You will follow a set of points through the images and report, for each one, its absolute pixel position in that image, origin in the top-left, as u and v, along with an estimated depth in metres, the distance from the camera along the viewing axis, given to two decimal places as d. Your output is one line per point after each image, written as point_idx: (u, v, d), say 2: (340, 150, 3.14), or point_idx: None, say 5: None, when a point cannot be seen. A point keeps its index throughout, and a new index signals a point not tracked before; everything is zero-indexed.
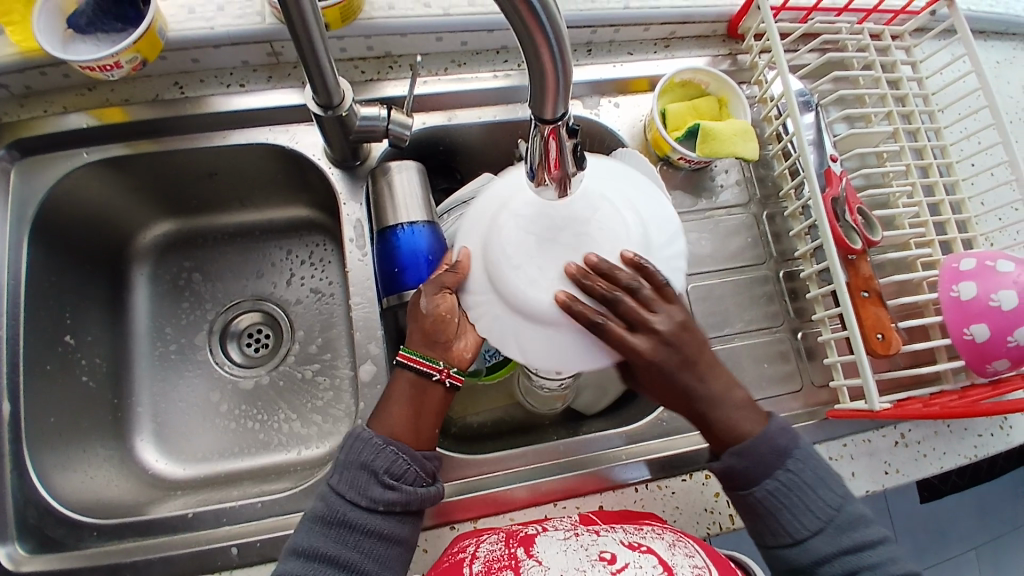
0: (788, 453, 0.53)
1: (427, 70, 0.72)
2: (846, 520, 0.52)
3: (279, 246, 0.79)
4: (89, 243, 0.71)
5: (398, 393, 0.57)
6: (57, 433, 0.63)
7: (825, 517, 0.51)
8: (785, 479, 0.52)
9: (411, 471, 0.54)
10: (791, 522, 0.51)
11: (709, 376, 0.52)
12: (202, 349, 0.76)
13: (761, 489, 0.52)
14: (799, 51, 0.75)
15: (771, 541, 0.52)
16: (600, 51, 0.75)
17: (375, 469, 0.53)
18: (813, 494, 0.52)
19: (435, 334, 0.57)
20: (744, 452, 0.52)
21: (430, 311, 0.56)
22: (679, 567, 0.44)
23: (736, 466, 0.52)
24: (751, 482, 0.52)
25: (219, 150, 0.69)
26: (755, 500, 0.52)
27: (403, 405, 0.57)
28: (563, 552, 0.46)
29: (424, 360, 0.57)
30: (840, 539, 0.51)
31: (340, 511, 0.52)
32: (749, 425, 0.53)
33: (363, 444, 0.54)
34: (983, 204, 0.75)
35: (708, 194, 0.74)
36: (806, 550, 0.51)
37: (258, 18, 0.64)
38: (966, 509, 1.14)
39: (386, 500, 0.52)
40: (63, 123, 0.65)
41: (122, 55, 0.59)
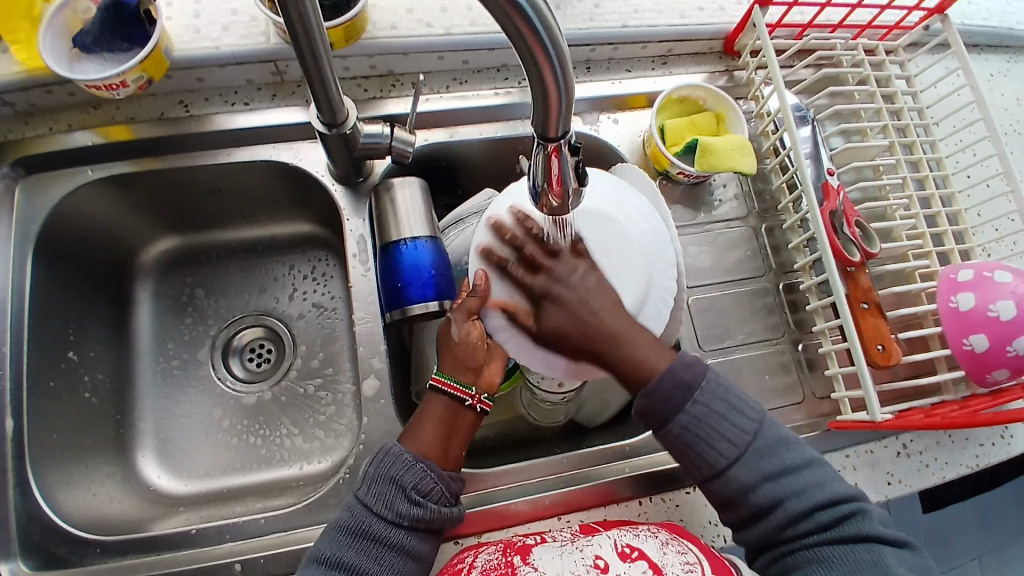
0: (695, 385, 0.54)
1: (429, 88, 0.73)
2: (764, 448, 0.54)
3: (281, 262, 0.80)
4: (93, 260, 0.71)
5: (431, 413, 0.59)
6: (59, 450, 0.63)
7: (743, 448, 0.53)
8: (697, 412, 0.53)
9: (437, 488, 0.54)
10: (710, 452, 0.53)
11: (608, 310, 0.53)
12: (204, 365, 0.76)
13: (677, 425, 0.53)
14: (794, 67, 0.76)
15: (698, 472, 0.54)
16: (598, 69, 0.77)
17: (404, 484, 0.53)
18: (727, 424, 0.53)
19: (466, 361, 0.60)
20: (652, 391, 0.53)
21: (462, 338, 0.59)
22: (669, 568, 0.46)
23: (652, 404, 0.53)
24: (663, 418, 0.53)
25: (222, 167, 0.69)
26: (673, 432, 0.54)
27: (435, 426, 0.58)
28: (559, 556, 0.48)
29: (457, 385, 0.59)
30: (761, 465, 0.53)
31: (365, 523, 0.52)
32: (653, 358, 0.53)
33: (393, 458, 0.55)
34: (979, 216, 0.76)
35: (706, 208, 0.75)
36: (730, 480, 0.53)
37: (262, 38, 0.65)
38: (970, 520, 1.13)
39: (411, 516, 0.52)
40: (68, 141, 0.66)
41: (128, 74, 0.59)
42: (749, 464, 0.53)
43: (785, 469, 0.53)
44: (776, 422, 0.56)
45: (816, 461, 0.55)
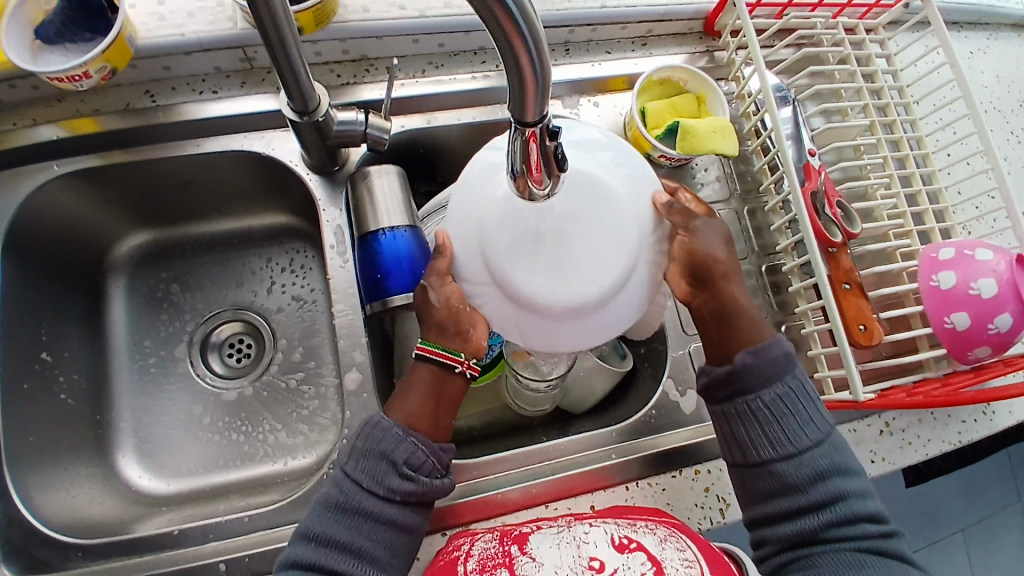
0: (792, 364, 0.55)
1: (404, 73, 0.71)
2: (840, 442, 0.55)
3: (258, 255, 0.78)
4: (64, 257, 0.69)
5: (418, 380, 0.56)
6: (38, 452, 0.62)
7: (818, 438, 0.54)
8: (788, 390, 0.54)
9: (428, 462, 0.54)
10: (793, 430, 0.53)
11: (727, 282, 0.57)
12: (182, 362, 0.74)
13: (769, 393, 0.54)
14: (774, 47, 0.75)
15: (767, 453, 0.54)
16: (577, 51, 0.75)
17: (394, 459, 0.52)
18: (814, 412, 0.55)
19: (449, 326, 0.56)
20: (760, 355, 0.55)
21: (442, 302, 0.55)
22: (668, 562, 0.45)
23: (759, 364, 0.55)
24: (757, 386, 0.54)
25: (194, 158, 0.68)
26: (760, 405, 0.54)
27: (424, 394, 0.56)
28: (556, 547, 0.47)
29: (443, 351, 0.56)
30: (836, 456, 0.54)
31: (354, 498, 0.51)
32: (760, 330, 0.57)
33: (381, 433, 0.53)
34: (960, 193, 0.76)
35: (688, 191, 0.74)
36: (808, 463, 0.53)
37: (229, 24, 0.63)
38: (952, 493, 1.15)
39: (403, 491, 0.52)
40: (34, 136, 0.63)
41: (91, 64, 0.57)
42: (829, 454, 0.54)
43: (846, 470, 0.54)
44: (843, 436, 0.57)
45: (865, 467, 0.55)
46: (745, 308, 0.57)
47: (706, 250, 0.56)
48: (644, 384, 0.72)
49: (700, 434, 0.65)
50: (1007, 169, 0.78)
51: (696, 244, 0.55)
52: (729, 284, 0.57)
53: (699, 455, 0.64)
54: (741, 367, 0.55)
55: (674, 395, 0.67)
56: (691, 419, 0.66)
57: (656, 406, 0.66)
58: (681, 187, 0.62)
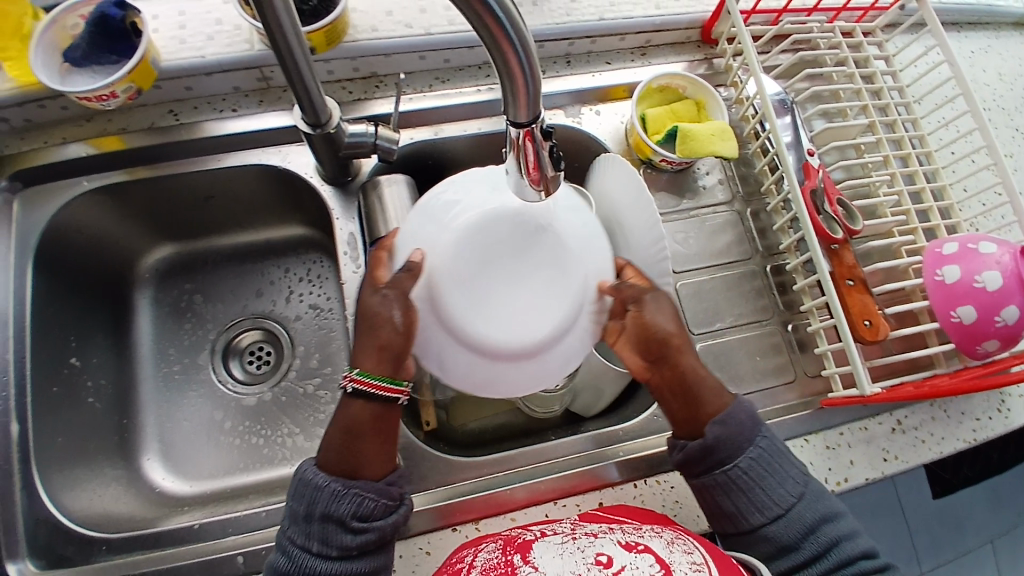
0: (758, 423, 0.56)
1: (412, 88, 0.74)
2: (819, 488, 0.55)
3: (277, 266, 0.82)
4: (93, 268, 0.73)
5: (356, 419, 0.53)
6: (65, 453, 0.65)
7: (798, 492, 0.54)
8: (765, 451, 0.55)
9: (379, 504, 0.51)
10: (777, 492, 0.53)
11: (685, 352, 0.58)
12: (205, 369, 0.77)
13: (745, 458, 0.54)
14: (771, 52, 0.77)
15: (757, 517, 0.53)
16: (578, 62, 0.78)
17: (340, 516, 0.50)
18: (790, 466, 0.55)
19: (391, 354, 0.53)
20: (726, 422, 0.55)
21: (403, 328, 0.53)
22: (677, 565, 0.45)
23: (730, 432, 0.55)
24: (733, 453, 0.54)
25: (215, 173, 0.71)
26: (741, 471, 0.54)
27: (363, 430, 0.53)
28: (560, 555, 0.47)
29: (383, 384, 0.53)
30: (820, 505, 0.54)
31: (307, 565, 0.49)
32: (721, 398, 0.57)
33: (319, 492, 0.50)
34: (965, 190, 0.76)
35: (691, 194, 0.76)
36: (795, 519, 0.53)
37: (247, 45, 0.67)
38: (979, 501, 1.12)
39: (358, 543, 0.50)
40: (64, 153, 0.68)
41: (118, 84, 0.61)
42: (812, 504, 0.54)
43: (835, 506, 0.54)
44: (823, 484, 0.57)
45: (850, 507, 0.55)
46: (705, 376, 0.57)
47: (657, 319, 0.57)
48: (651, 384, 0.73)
49: None
50: (1013, 166, 0.78)
51: (648, 316, 0.57)
52: (684, 352, 0.58)
53: None
54: (715, 437, 0.54)
55: None
56: None
57: None
58: (626, 263, 0.62)
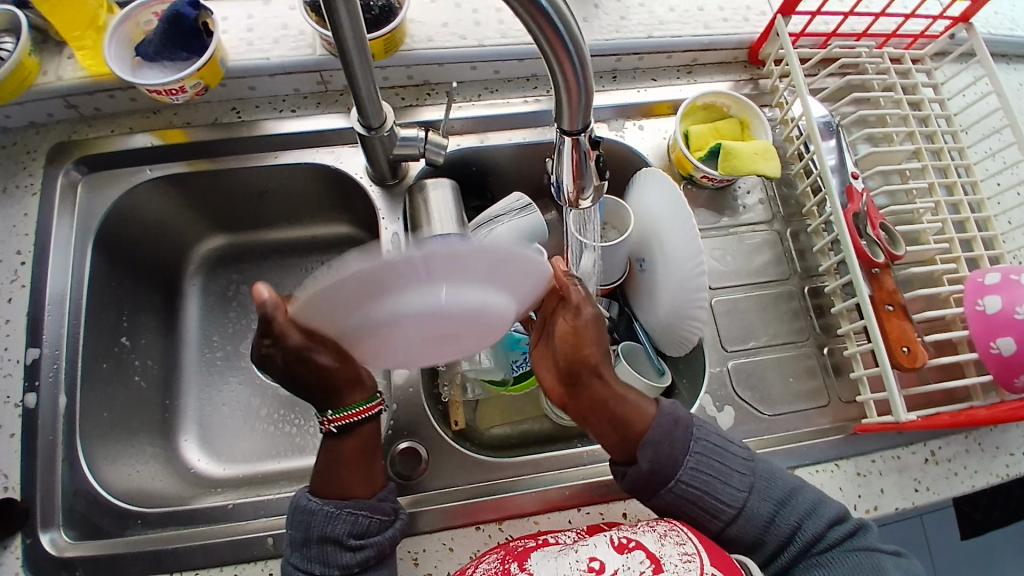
0: (692, 432, 0.56)
1: (462, 96, 0.76)
2: (765, 477, 0.55)
3: (320, 262, 0.84)
4: (147, 253, 0.76)
5: (334, 447, 0.57)
6: (108, 428, 0.67)
7: (747, 488, 0.54)
8: (699, 455, 0.55)
9: (373, 520, 0.54)
10: (723, 491, 0.54)
11: (602, 371, 0.58)
12: (245, 358, 0.79)
13: (685, 470, 0.54)
14: (818, 76, 0.78)
15: (722, 521, 0.54)
16: (624, 78, 0.79)
17: (337, 537, 0.53)
18: (732, 460, 0.55)
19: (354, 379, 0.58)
20: (657, 442, 0.54)
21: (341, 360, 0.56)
22: (668, 559, 0.46)
23: (660, 452, 0.54)
24: (671, 466, 0.54)
25: (269, 170, 0.74)
26: (684, 483, 0.54)
27: (341, 454, 0.57)
28: (553, 559, 0.47)
29: (356, 410, 0.58)
30: (771, 493, 0.55)
31: None
32: (647, 413, 0.56)
33: (314, 515, 0.53)
34: (1010, 221, 0.75)
35: (731, 212, 0.76)
36: (752, 516, 0.54)
37: (309, 49, 0.70)
38: (1012, 544, 1.09)
39: (358, 560, 0.52)
40: (130, 143, 0.71)
41: (187, 80, 0.65)
42: (762, 495, 0.54)
43: (792, 493, 0.55)
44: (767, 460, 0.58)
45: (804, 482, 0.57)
46: (624, 392, 0.57)
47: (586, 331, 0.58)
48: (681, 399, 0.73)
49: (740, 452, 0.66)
50: None
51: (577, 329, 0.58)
52: (602, 370, 0.58)
53: None
54: (650, 459, 0.54)
55: (711, 410, 0.68)
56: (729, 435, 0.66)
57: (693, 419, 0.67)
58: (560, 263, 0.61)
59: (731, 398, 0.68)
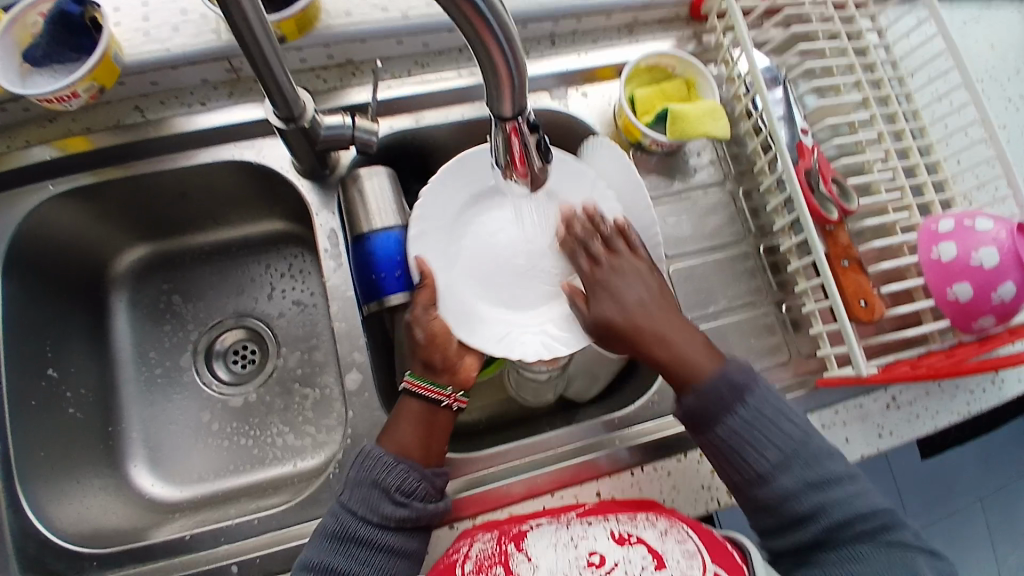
0: (747, 388, 0.55)
1: (391, 74, 0.71)
2: (812, 456, 0.54)
3: (258, 261, 0.79)
4: (67, 272, 0.70)
5: (408, 412, 0.59)
6: (49, 466, 0.63)
7: (781, 460, 0.54)
8: (745, 417, 0.54)
9: (421, 487, 0.55)
10: (756, 457, 0.54)
11: (650, 330, 0.57)
12: (188, 371, 0.75)
13: (733, 421, 0.54)
14: (762, 27, 0.75)
15: (738, 479, 0.55)
16: (563, 42, 0.75)
17: (387, 486, 0.54)
18: (778, 429, 0.54)
19: (436, 359, 0.62)
20: (701, 392, 0.55)
21: (428, 337, 0.61)
22: (669, 555, 0.46)
23: (701, 404, 0.55)
24: (713, 422, 0.55)
25: (188, 170, 0.69)
26: (720, 439, 0.54)
27: (414, 423, 0.58)
28: (554, 547, 0.48)
29: (431, 386, 0.60)
30: (801, 473, 0.54)
31: (351, 527, 0.52)
32: (702, 361, 0.56)
33: (372, 462, 0.55)
34: (959, 163, 0.75)
35: (682, 175, 0.74)
36: (776, 486, 0.54)
37: (215, 35, 0.64)
38: (972, 465, 1.13)
39: (398, 517, 0.53)
40: (28, 157, 0.65)
41: (79, 83, 0.58)
42: (790, 472, 0.54)
43: (830, 478, 0.54)
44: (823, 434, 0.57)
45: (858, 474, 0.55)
46: (684, 346, 0.57)
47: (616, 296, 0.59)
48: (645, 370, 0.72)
49: None
50: (1006, 138, 0.77)
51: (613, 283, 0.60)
52: (647, 333, 0.57)
53: None
54: (689, 410, 0.55)
55: None
56: None
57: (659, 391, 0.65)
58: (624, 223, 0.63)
59: None
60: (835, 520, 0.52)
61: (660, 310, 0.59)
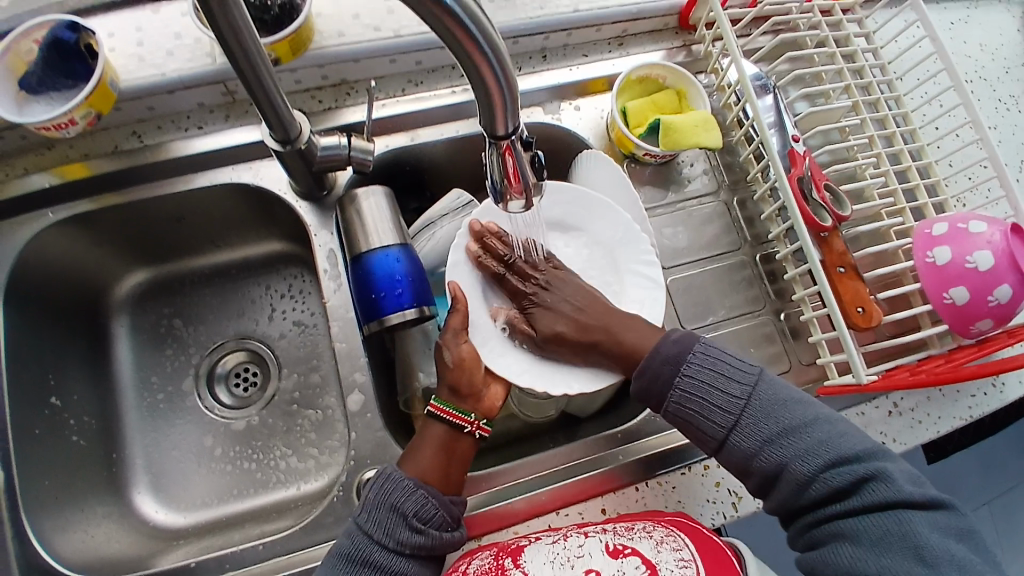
0: (683, 358, 0.58)
1: (384, 93, 0.72)
2: (762, 411, 0.55)
3: (258, 283, 0.79)
4: (67, 301, 0.70)
5: (430, 437, 0.59)
6: (52, 495, 0.62)
7: (735, 419, 0.55)
8: (686, 386, 0.57)
9: (438, 515, 0.55)
10: (706, 425, 0.56)
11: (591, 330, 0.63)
12: (190, 395, 0.75)
13: (676, 392, 0.57)
14: (752, 35, 0.76)
15: (705, 447, 0.57)
16: (555, 56, 0.76)
17: (405, 511, 0.54)
18: (719, 395, 0.56)
19: (463, 384, 0.62)
20: (644, 371, 0.59)
21: (455, 360, 0.61)
22: (664, 564, 0.47)
23: (644, 384, 0.59)
24: (664, 390, 0.58)
25: (186, 195, 0.69)
26: (670, 408, 0.58)
27: (436, 448, 0.59)
28: (550, 564, 0.49)
29: (455, 412, 0.60)
30: (761, 429, 0.54)
31: (365, 550, 0.52)
32: (645, 338, 0.62)
33: (394, 484, 0.55)
34: (951, 166, 0.75)
35: (677, 185, 0.74)
36: (735, 449, 0.55)
37: (209, 59, 0.64)
38: (974, 466, 1.13)
39: (413, 543, 0.53)
40: (27, 185, 0.65)
41: (77, 111, 0.59)
42: (749, 430, 0.55)
43: (787, 430, 0.54)
44: (779, 381, 0.57)
45: (823, 418, 0.55)
46: (625, 324, 0.63)
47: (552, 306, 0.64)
48: None
49: None
50: (996, 139, 0.77)
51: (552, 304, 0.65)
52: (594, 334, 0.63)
53: (707, 450, 0.64)
54: (636, 391, 0.60)
55: None
56: None
57: None
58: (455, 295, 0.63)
59: None
60: (805, 473, 0.52)
61: (600, 310, 0.64)
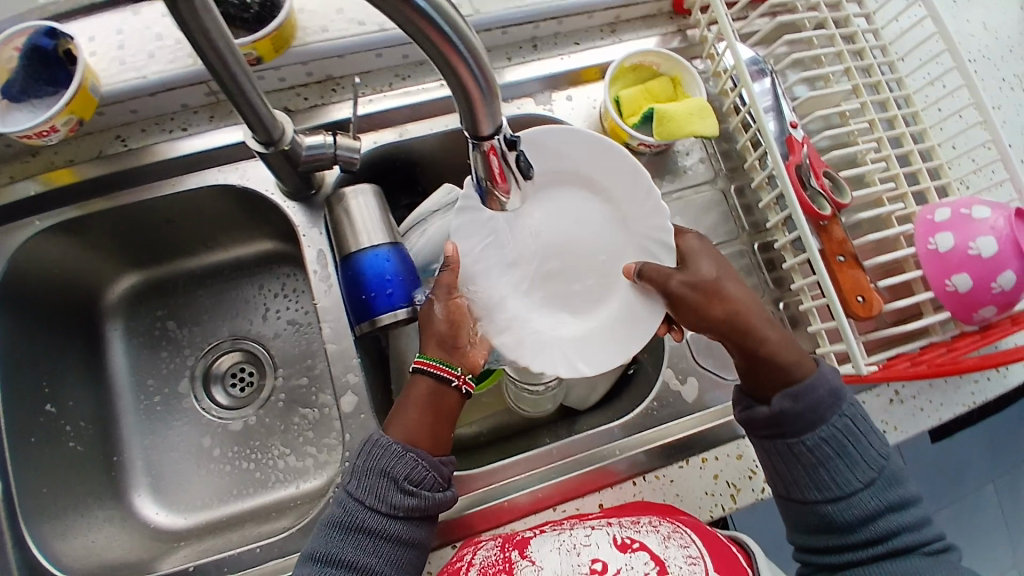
0: (840, 396, 0.56)
1: (370, 87, 0.70)
2: (891, 477, 0.55)
3: (252, 283, 0.79)
4: (59, 307, 0.70)
5: (418, 393, 0.58)
6: (51, 503, 0.62)
7: (867, 478, 0.54)
8: (841, 426, 0.55)
9: (430, 476, 0.55)
10: (837, 474, 0.54)
11: (758, 335, 0.56)
12: (187, 398, 0.75)
13: (819, 432, 0.55)
14: (748, 18, 0.74)
15: (814, 495, 0.55)
16: (546, 45, 0.74)
17: (395, 475, 0.53)
18: (865, 448, 0.55)
19: (452, 338, 0.59)
20: (800, 396, 0.55)
21: (447, 313, 0.59)
22: (672, 561, 0.45)
23: (797, 408, 0.55)
24: (802, 428, 0.55)
25: (175, 197, 0.68)
26: (806, 448, 0.55)
27: (422, 407, 0.58)
28: (557, 551, 0.48)
29: (441, 366, 0.59)
30: (886, 496, 0.54)
31: (358, 517, 0.52)
32: (803, 368, 0.56)
33: (381, 450, 0.54)
34: (954, 148, 0.74)
35: (672, 174, 0.73)
36: (855, 504, 0.54)
37: (190, 60, 0.63)
38: (979, 447, 1.12)
39: (405, 506, 0.53)
40: (15, 192, 0.64)
41: (57, 118, 0.58)
42: (873, 495, 0.54)
43: (903, 501, 0.54)
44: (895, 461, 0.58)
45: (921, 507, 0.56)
46: (787, 344, 0.57)
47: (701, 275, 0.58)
48: (646, 372, 0.71)
49: (704, 423, 0.64)
50: (1001, 119, 0.75)
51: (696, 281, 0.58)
52: (751, 330, 0.56)
53: (705, 444, 0.63)
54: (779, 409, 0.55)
55: (674, 384, 0.66)
56: (694, 407, 0.65)
57: (657, 398, 0.65)
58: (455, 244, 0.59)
59: (693, 369, 0.67)
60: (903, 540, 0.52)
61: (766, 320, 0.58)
